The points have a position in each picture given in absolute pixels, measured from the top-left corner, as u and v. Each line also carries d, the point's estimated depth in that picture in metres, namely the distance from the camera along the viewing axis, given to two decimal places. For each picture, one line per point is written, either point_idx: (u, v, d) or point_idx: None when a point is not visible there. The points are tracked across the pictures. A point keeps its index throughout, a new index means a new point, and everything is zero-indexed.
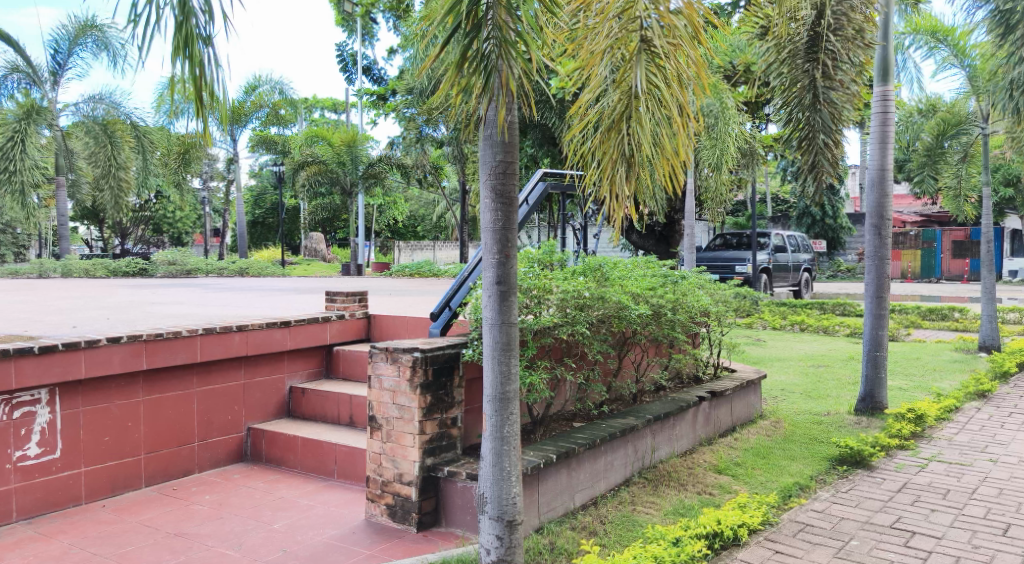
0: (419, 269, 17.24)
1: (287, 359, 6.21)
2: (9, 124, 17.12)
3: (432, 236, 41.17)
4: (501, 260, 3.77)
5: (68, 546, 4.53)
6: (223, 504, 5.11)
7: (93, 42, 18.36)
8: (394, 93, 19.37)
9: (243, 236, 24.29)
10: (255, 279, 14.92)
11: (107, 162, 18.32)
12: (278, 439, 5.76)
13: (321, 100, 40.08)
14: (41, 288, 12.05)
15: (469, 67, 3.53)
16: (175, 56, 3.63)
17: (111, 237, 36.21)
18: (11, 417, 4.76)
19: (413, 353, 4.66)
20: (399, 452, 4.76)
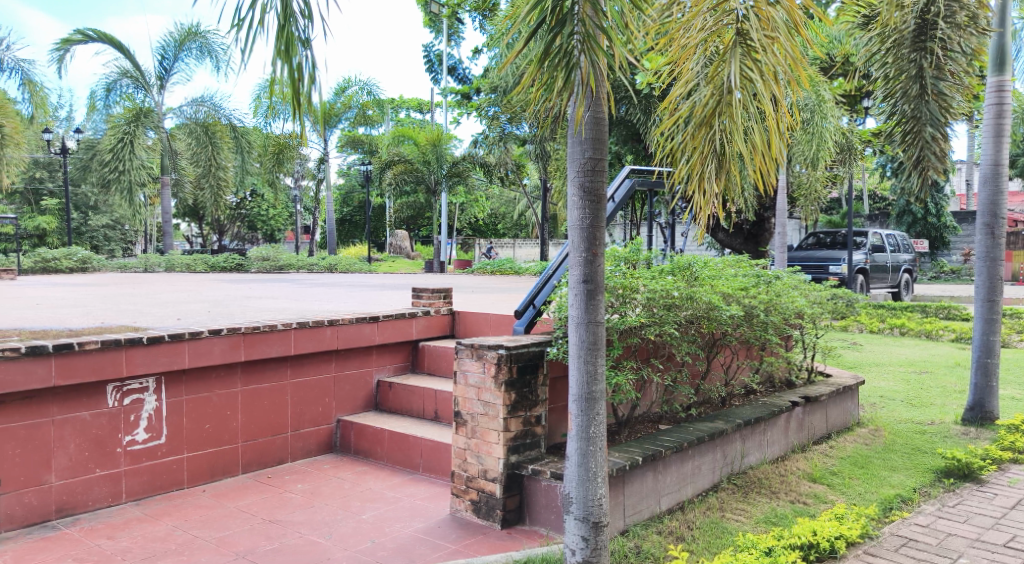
0: (502, 266, 17.28)
1: (375, 353, 6.29)
2: (119, 127, 18.13)
3: (514, 234, 41.29)
4: (588, 259, 3.72)
5: (172, 528, 4.70)
6: (315, 493, 5.22)
7: (197, 47, 19.12)
8: (479, 92, 19.49)
9: (332, 234, 24.89)
10: (344, 276, 15.25)
11: (209, 162, 19.13)
12: (366, 432, 5.85)
13: (407, 100, 40.64)
14: (144, 281, 12.57)
15: (552, 61, 3.47)
16: (275, 58, 3.71)
17: (209, 234, 37.61)
18: (122, 404, 4.97)
19: (499, 350, 4.65)
20: (483, 448, 4.76)
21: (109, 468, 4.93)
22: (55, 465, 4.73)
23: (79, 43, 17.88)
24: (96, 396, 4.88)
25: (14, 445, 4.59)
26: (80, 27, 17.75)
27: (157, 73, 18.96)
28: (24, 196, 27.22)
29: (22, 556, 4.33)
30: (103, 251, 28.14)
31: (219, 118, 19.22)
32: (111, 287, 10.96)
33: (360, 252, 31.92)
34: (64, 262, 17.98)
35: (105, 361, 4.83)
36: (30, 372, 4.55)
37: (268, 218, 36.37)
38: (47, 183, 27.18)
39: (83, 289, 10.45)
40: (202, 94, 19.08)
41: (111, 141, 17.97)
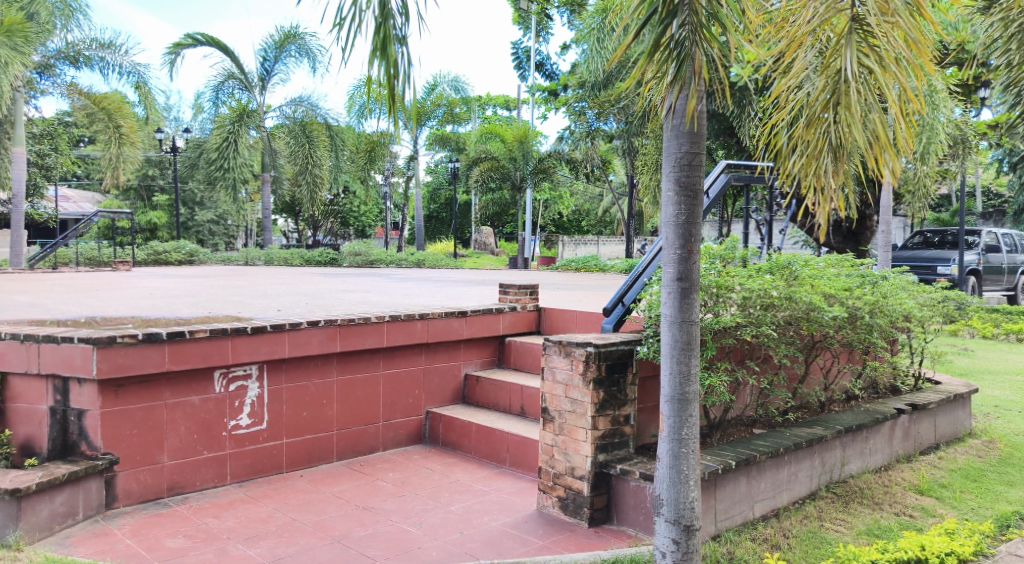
0: (586, 263, 17.11)
1: (463, 347, 6.33)
2: (224, 127, 18.80)
3: (598, 231, 41.04)
4: (683, 256, 3.62)
5: (272, 510, 4.83)
6: (405, 483, 5.28)
7: (296, 49, 19.68)
8: (566, 88, 19.40)
9: (420, 230, 25.20)
10: (431, 272, 15.38)
11: (305, 160, 19.56)
12: (454, 425, 5.88)
13: (494, 96, 40.82)
14: (246, 274, 12.99)
15: (657, 52, 3.39)
16: (370, 56, 3.75)
17: (305, 229, 38.71)
18: (227, 390, 5.15)
19: (587, 347, 4.59)
20: (571, 445, 4.71)
21: (215, 450, 5.11)
22: (167, 446, 4.93)
23: (190, 47, 18.64)
24: (204, 382, 5.06)
25: (131, 426, 4.79)
26: (189, 32, 18.51)
27: (259, 74, 19.57)
28: (137, 193, 28.60)
29: (138, 530, 4.53)
30: (208, 244, 29.28)
31: (316, 118, 19.80)
32: (213, 279, 11.39)
33: (447, 248, 32.26)
34: (173, 255, 18.81)
35: (213, 348, 5.00)
36: (146, 357, 4.74)
37: (360, 214, 37.14)
38: (158, 180, 28.48)
39: (188, 281, 10.90)
40: (300, 93, 19.77)
41: (216, 140, 18.71)
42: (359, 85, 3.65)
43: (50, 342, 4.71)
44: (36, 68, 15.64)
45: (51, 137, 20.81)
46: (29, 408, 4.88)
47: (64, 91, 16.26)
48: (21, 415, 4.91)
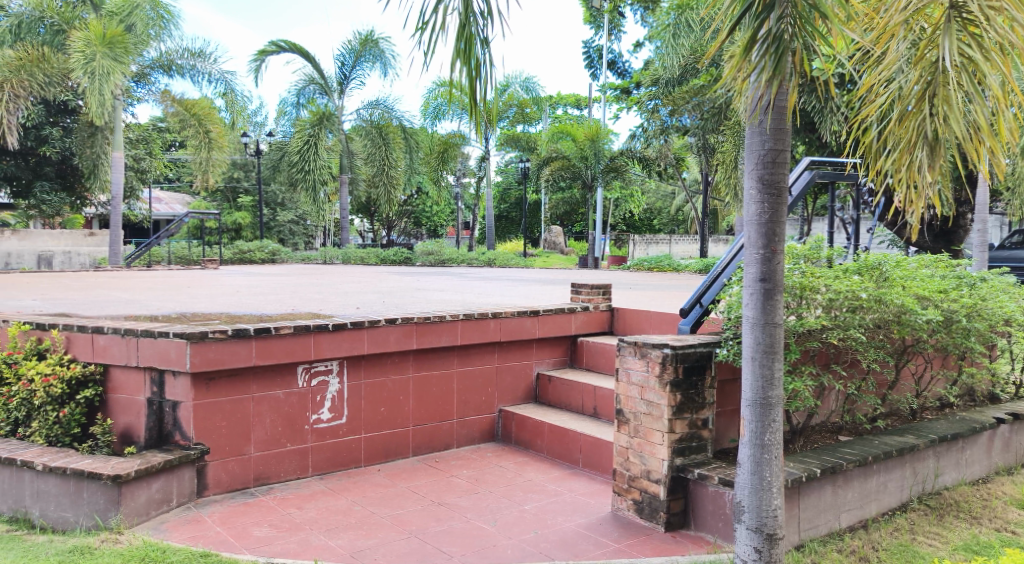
0: (659, 262, 16.86)
1: (536, 346, 6.28)
2: (305, 131, 19.32)
3: (670, 230, 40.50)
4: (766, 256, 3.49)
5: (351, 503, 4.88)
6: (479, 480, 5.27)
7: (373, 53, 19.92)
8: (639, 85, 19.16)
9: (490, 229, 25.24)
10: (503, 271, 15.34)
11: (382, 161, 19.92)
12: (527, 424, 5.84)
13: (565, 95, 40.65)
14: (325, 273, 13.23)
15: (760, 48, 3.30)
16: (454, 58, 3.74)
17: (379, 229, 39.31)
18: (309, 384, 5.22)
19: (664, 349, 4.48)
20: (647, 448, 4.61)
21: (298, 443, 5.20)
22: (253, 437, 5.04)
23: (274, 53, 19.11)
24: (288, 377, 5.15)
25: (220, 418, 4.91)
26: (273, 39, 18.96)
27: (338, 79, 19.92)
28: (224, 194, 29.60)
29: (226, 519, 4.64)
30: (288, 244, 30.03)
31: (391, 120, 20.07)
32: (294, 277, 11.68)
33: (517, 247, 32.30)
34: (257, 254, 19.36)
35: (297, 344, 5.08)
36: (235, 352, 4.84)
37: (433, 214, 37.53)
38: (242, 182, 29.39)
39: (269, 278, 11.15)
40: (376, 97, 20.03)
41: (297, 143, 19.18)
42: (444, 89, 3.66)
43: (147, 335, 4.86)
44: (133, 77, 16.25)
45: (145, 142, 21.65)
46: (128, 398, 5.05)
47: (157, 98, 16.89)
48: (121, 406, 5.09)
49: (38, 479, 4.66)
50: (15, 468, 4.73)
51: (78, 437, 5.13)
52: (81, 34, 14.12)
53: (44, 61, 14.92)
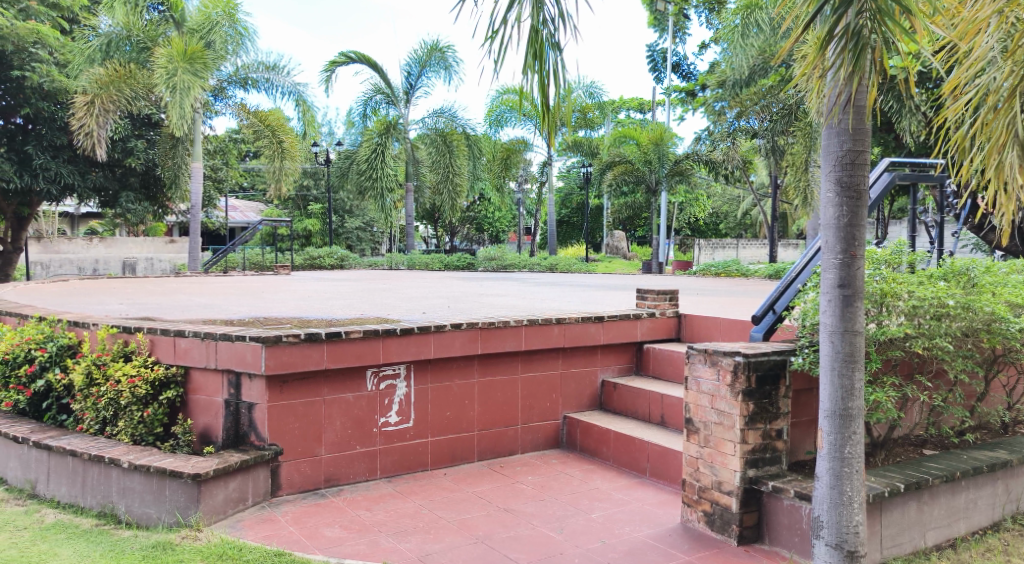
0: (727, 268, 16.53)
1: (600, 353, 6.20)
2: (372, 140, 19.65)
3: (737, 234, 39.77)
4: (845, 261, 3.37)
5: (419, 506, 4.90)
6: (545, 487, 5.22)
7: (438, 62, 20.10)
8: (705, 88, 18.91)
9: (553, 234, 24.94)
10: (566, 277, 15.28)
11: (447, 169, 20.09)
12: (592, 431, 5.77)
13: (627, 99, 40.36)
14: (392, 279, 13.36)
15: (837, 45, 3.13)
16: (525, 66, 3.73)
17: (443, 235, 39.63)
18: (378, 388, 5.26)
19: (736, 357, 4.37)
20: (718, 459, 4.49)
21: (366, 446, 5.24)
22: (324, 439, 5.10)
23: (343, 64, 19.44)
24: (357, 381, 5.20)
25: (293, 419, 4.99)
26: (343, 50, 19.29)
27: (405, 89, 20.16)
28: (295, 202, 30.31)
29: (299, 519, 4.71)
30: (356, 250, 30.52)
31: (456, 128, 20.23)
32: (362, 282, 11.84)
33: (580, 252, 32.18)
34: (327, 260, 19.74)
35: (367, 349, 5.13)
36: (308, 356, 4.91)
37: (495, 220, 37.66)
38: (312, 190, 29.99)
39: (338, 285, 11.33)
40: (441, 105, 20.18)
41: (366, 152, 19.54)
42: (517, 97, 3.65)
43: (225, 338, 4.97)
44: (211, 91, 16.74)
45: (221, 153, 22.30)
46: (206, 399, 5.17)
47: (234, 112, 17.38)
48: (200, 406, 5.20)
49: (124, 476, 4.79)
50: (103, 465, 4.87)
51: (159, 436, 5.27)
52: (164, 51, 14.65)
53: (131, 77, 15.29)
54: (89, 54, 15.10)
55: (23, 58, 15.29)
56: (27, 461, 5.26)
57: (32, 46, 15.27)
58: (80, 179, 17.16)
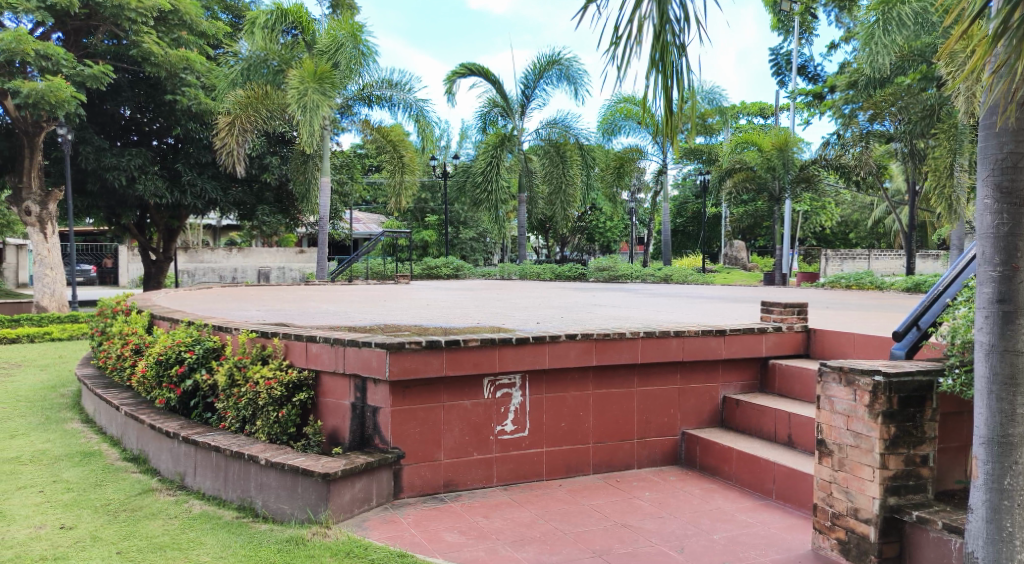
0: (859, 279, 15.81)
1: (722, 368, 6.03)
2: (487, 151, 19.89)
3: (868, 244, 38.00)
4: (1005, 274, 3.20)
5: (535, 516, 4.94)
6: (664, 504, 5.16)
7: (557, 73, 20.17)
8: (833, 91, 18.19)
9: (667, 245, 24.00)
10: (683, 288, 14.97)
11: (559, 178, 20.16)
12: (713, 449, 5.64)
13: (748, 105, 39.34)
14: (508, 289, 13.49)
15: (1012, 36, 2.98)
16: (648, 72, 3.72)
17: (554, 245, 39.76)
18: (494, 396, 5.34)
19: (874, 377, 4.20)
20: (854, 484, 4.31)
21: (483, 453, 5.33)
22: (443, 444, 5.22)
23: (462, 76, 19.83)
24: (475, 389, 5.29)
25: (414, 425, 5.13)
26: (463, 62, 19.72)
27: (521, 101, 20.36)
28: (413, 214, 31.09)
29: (420, 522, 4.85)
30: (469, 260, 31.01)
31: (570, 138, 20.26)
32: (480, 292, 12.00)
33: (696, 262, 31.55)
34: (443, 270, 20.18)
35: (484, 357, 5.22)
36: (428, 362, 5.05)
37: (606, 230, 37.35)
38: (429, 203, 30.70)
39: (456, 294, 11.53)
40: (554, 116, 20.31)
41: (481, 164, 19.85)
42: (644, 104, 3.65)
43: (352, 344, 5.16)
44: (338, 109, 17.38)
45: (348, 167, 23.18)
46: (335, 402, 5.38)
47: (359, 128, 18.04)
48: (330, 409, 5.42)
49: (261, 473, 5.05)
50: (242, 462, 5.15)
51: (292, 436, 5.49)
52: (296, 72, 15.31)
53: (266, 98, 16.16)
54: (232, 78, 15.96)
55: (174, 82, 16.47)
56: (176, 455, 5.62)
57: (181, 73, 16.33)
58: (221, 194, 18.23)
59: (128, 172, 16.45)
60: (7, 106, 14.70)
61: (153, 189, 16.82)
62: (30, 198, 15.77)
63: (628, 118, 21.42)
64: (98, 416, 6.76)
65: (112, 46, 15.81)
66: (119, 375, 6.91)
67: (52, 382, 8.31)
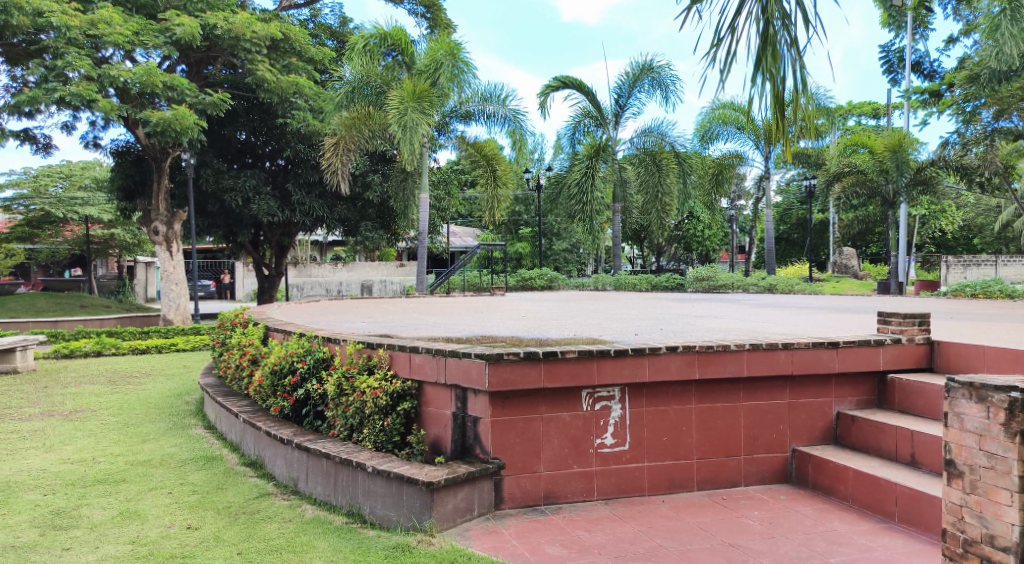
0: (987, 288, 15.04)
1: (835, 383, 5.80)
2: (581, 163, 19.88)
3: (994, 249, 35.91)
4: None
5: (640, 532, 4.97)
6: (774, 524, 5.09)
7: (650, 82, 20.07)
8: (953, 87, 17.35)
9: (771, 254, 23.34)
10: (788, 297, 14.57)
11: (655, 187, 20.04)
12: (827, 467, 5.48)
13: (858, 105, 37.97)
14: (608, 300, 13.46)
15: None
16: (757, 72, 3.72)
17: (651, 255, 39.41)
18: (593, 408, 5.38)
19: (1011, 393, 3.91)
20: (990, 509, 3.99)
21: (584, 466, 5.38)
22: (543, 456, 5.31)
23: (556, 88, 19.97)
24: (574, 400, 5.35)
25: (514, 435, 5.24)
26: (557, 75, 19.85)
27: (614, 110, 20.34)
28: (507, 227, 31.42)
29: (523, 533, 4.96)
30: (563, 271, 31.08)
31: (665, 146, 20.07)
32: (578, 303, 12.00)
33: (803, 271, 30.65)
34: (538, 281, 20.33)
35: (582, 369, 5.27)
36: (527, 374, 5.15)
37: (705, 239, 36.70)
38: (524, 215, 30.94)
39: (555, 305, 11.59)
40: (649, 124, 20.14)
41: (576, 176, 19.86)
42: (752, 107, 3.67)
43: (453, 355, 5.30)
44: (436, 126, 17.77)
45: (445, 183, 23.63)
46: (437, 411, 5.51)
47: (455, 144, 18.38)
48: (432, 418, 5.55)
49: (368, 479, 5.24)
50: (350, 468, 5.36)
51: (397, 444, 5.66)
52: (396, 92, 15.77)
53: (370, 119, 16.68)
54: (337, 100, 16.48)
55: (285, 107, 17.42)
56: (290, 460, 5.88)
57: (291, 98, 17.08)
58: (328, 212, 18.94)
59: (243, 193, 17.39)
60: (138, 134, 15.74)
61: (266, 209, 17.60)
62: (157, 219, 16.75)
63: (728, 124, 20.97)
64: (219, 423, 7.14)
65: (229, 76, 16.83)
66: (238, 383, 7.29)
67: (177, 390, 8.84)
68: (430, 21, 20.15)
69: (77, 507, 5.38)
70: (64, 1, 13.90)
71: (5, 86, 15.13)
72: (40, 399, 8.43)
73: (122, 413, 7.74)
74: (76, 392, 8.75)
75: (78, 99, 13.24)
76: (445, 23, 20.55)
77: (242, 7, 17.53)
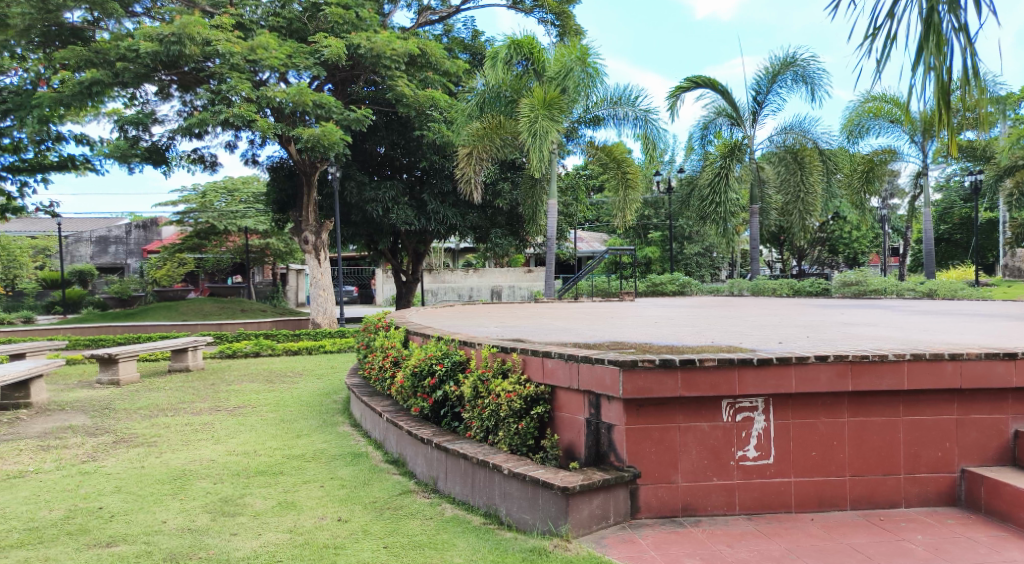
0: None
1: (1012, 398, 5.45)
2: (716, 164, 19.45)
3: None
4: None
5: (787, 550, 4.92)
6: (939, 550, 4.90)
7: (793, 76, 19.49)
8: None
9: (930, 256, 22.04)
10: (948, 303, 13.72)
11: (798, 187, 19.39)
12: (1003, 491, 5.19)
13: None
14: (745, 305, 13.15)
15: None
16: (921, 64, 4.12)
17: (791, 258, 38.09)
18: (734, 419, 5.34)
19: None
20: None
21: (725, 478, 5.36)
22: (680, 467, 5.32)
23: (687, 90, 19.74)
24: (714, 410, 5.33)
25: (650, 444, 5.29)
26: (688, 75, 19.62)
27: (752, 108, 19.88)
28: (636, 231, 31.19)
29: (660, 544, 5.01)
30: (695, 276, 30.54)
31: (808, 143, 19.39)
32: (711, 308, 11.81)
33: (966, 274, 28.78)
34: (668, 287, 20.06)
35: (721, 378, 5.24)
36: (663, 382, 5.19)
37: (852, 241, 35.09)
38: (653, 219, 30.68)
39: (691, 311, 11.44)
40: (790, 121, 19.50)
41: (709, 176, 19.55)
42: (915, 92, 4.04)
43: (587, 361, 5.40)
44: (565, 132, 17.93)
45: (572, 189, 23.73)
46: (570, 416, 5.61)
47: (584, 149, 18.47)
48: (565, 423, 5.65)
49: (504, 482, 5.41)
50: (488, 470, 5.55)
51: (532, 447, 5.80)
52: (526, 100, 16.04)
53: (501, 128, 17.06)
54: (468, 111, 17.03)
55: (421, 119, 18.01)
56: (430, 460, 6.13)
57: (428, 110, 17.74)
58: (460, 220, 19.51)
59: (384, 203, 18.17)
60: (290, 150, 16.72)
61: (403, 218, 18.34)
62: (307, 229, 17.68)
63: (879, 118, 19.99)
64: (364, 422, 7.51)
65: (371, 93, 17.69)
66: (381, 385, 7.65)
67: (326, 389, 9.35)
68: (560, 28, 20.36)
69: (241, 496, 5.83)
70: (228, 31, 15.00)
71: (177, 112, 16.50)
72: (208, 395, 9.14)
73: (278, 410, 8.28)
74: (237, 390, 9.42)
75: (240, 119, 14.24)
76: (576, 28, 20.66)
77: (383, 25, 18.29)
